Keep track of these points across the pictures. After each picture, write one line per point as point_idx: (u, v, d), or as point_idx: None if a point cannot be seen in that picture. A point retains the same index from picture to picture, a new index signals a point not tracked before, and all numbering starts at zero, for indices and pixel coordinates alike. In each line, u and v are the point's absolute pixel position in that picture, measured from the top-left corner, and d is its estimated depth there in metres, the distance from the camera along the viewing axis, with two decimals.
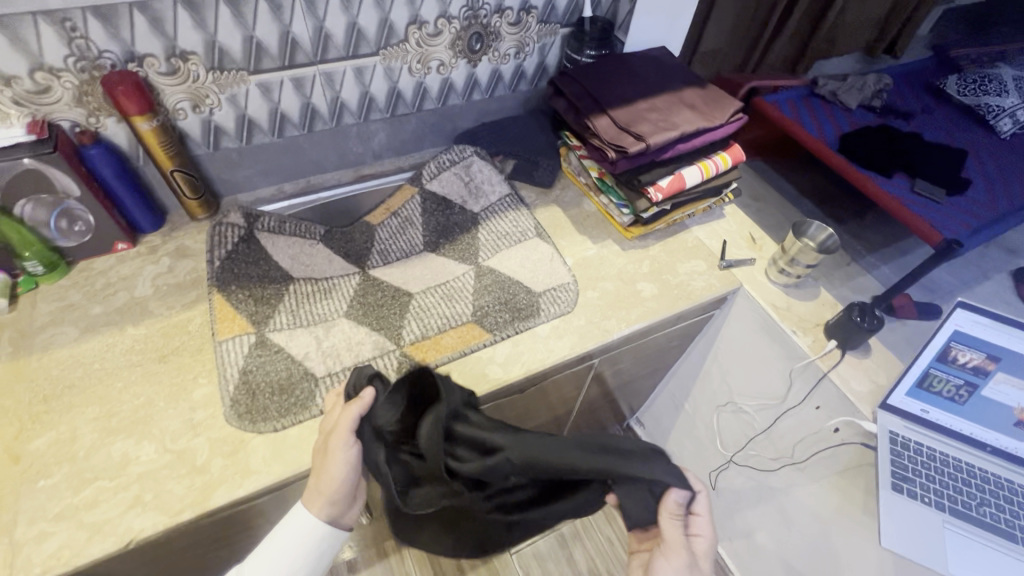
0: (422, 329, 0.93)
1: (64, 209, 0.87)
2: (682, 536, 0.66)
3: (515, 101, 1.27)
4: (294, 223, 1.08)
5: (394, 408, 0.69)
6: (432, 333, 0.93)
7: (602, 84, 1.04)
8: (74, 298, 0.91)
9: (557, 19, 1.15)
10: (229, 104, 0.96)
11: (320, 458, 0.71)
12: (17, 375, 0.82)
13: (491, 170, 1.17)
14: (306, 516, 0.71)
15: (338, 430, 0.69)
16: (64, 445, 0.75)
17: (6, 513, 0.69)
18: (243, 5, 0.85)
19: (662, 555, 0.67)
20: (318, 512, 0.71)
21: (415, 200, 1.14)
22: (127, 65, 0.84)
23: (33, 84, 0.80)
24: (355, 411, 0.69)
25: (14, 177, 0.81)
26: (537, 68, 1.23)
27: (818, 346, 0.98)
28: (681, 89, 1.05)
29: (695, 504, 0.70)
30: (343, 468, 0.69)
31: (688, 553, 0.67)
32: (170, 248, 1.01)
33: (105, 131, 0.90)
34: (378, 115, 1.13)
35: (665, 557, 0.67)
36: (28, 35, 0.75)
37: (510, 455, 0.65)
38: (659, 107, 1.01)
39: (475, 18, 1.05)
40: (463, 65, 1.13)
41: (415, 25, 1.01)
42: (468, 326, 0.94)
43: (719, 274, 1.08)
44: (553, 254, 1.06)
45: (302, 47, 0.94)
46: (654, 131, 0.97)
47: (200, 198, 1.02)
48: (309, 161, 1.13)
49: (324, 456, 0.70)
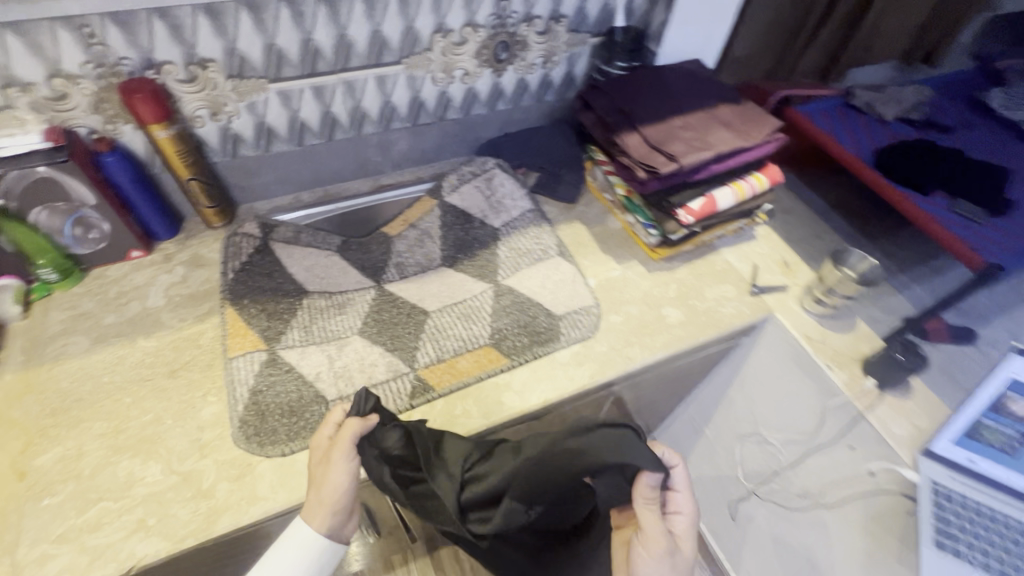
0: (437, 352, 0.91)
1: (79, 216, 0.86)
2: (660, 528, 0.69)
3: (540, 112, 1.23)
4: (310, 234, 1.05)
5: (398, 432, 0.72)
6: (447, 356, 0.90)
7: (632, 98, 0.99)
8: (87, 307, 0.90)
9: (587, 29, 1.10)
10: (247, 112, 0.94)
11: (319, 470, 0.69)
12: (27, 386, 0.81)
13: (513, 184, 1.14)
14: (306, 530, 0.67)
15: (338, 446, 0.68)
16: (70, 462, 0.74)
17: (8, 533, 0.68)
18: (264, 12, 0.82)
19: (641, 544, 0.70)
20: (317, 525, 0.67)
21: (434, 213, 1.11)
22: (145, 72, 0.82)
23: (50, 90, 0.78)
24: (354, 429, 0.68)
25: (29, 185, 0.79)
26: (565, 79, 1.18)
27: (854, 383, 0.93)
28: (716, 106, 1.00)
29: (671, 482, 0.74)
30: (344, 479, 0.68)
31: (668, 540, 0.70)
32: (185, 257, 0.99)
33: (122, 137, 0.88)
34: (399, 124, 1.10)
35: (644, 546, 0.70)
36: (46, 41, 0.74)
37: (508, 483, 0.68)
38: (693, 125, 0.96)
39: (502, 27, 1.02)
40: (488, 75, 1.09)
41: (440, 33, 0.97)
42: (485, 350, 0.91)
43: (749, 301, 1.03)
44: (575, 274, 1.02)
45: (323, 54, 0.92)
46: (687, 151, 0.92)
47: (216, 206, 1.00)
48: (327, 170, 1.11)
49: (323, 469, 0.68)
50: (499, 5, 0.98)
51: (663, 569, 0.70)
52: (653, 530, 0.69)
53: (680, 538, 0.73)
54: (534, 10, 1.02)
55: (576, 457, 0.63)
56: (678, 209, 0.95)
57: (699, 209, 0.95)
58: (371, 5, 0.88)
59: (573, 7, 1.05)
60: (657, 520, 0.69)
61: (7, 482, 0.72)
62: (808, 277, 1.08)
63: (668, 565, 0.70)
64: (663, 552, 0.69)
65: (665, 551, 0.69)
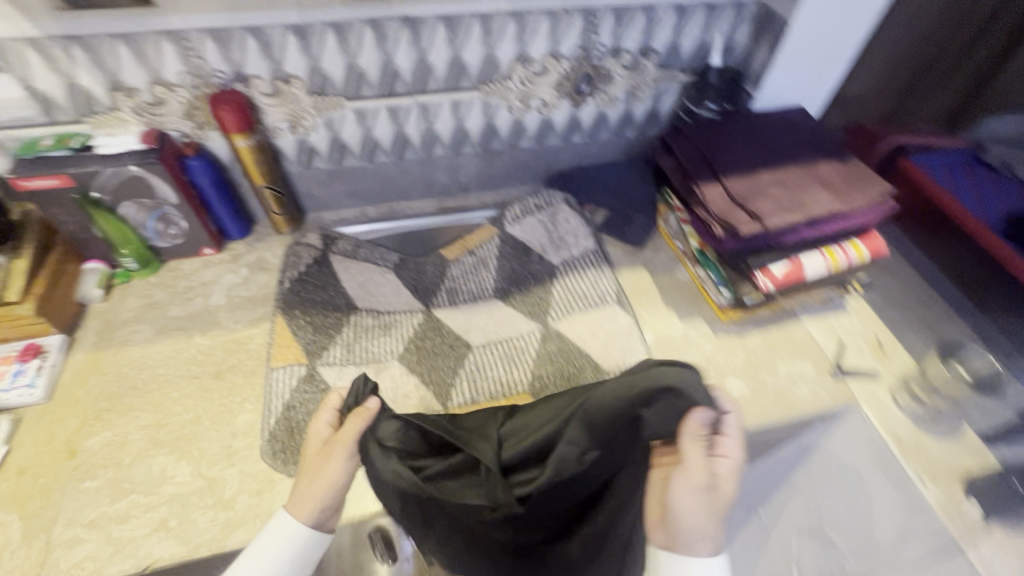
0: (473, 392, 0.87)
1: (162, 213, 0.92)
2: (704, 461, 0.56)
3: (617, 147, 1.17)
4: (368, 249, 1.05)
5: (398, 422, 0.60)
6: (482, 399, 0.87)
7: (719, 145, 0.91)
8: (157, 298, 0.96)
9: (679, 65, 1.03)
10: (324, 127, 0.96)
11: (314, 461, 0.60)
12: (93, 367, 0.86)
13: (578, 221, 1.08)
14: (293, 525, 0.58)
15: (340, 438, 0.59)
16: (115, 449, 0.78)
17: (50, 509, 0.72)
18: (349, 34, 0.84)
19: (678, 473, 0.57)
20: (305, 519, 0.58)
21: (493, 241, 1.08)
22: (235, 85, 0.86)
23: (151, 97, 0.84)
24: (359, 425, 0.59)
25: (121, 182, 0.85)
26: (648, 115, 1.11)
27: (951, 505, 0.79)
28: (816, 162, 0.89)
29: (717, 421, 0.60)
30: (342, 475, 0.59)
31: (709, 474, 0.57)
32: (250, 260, 1.03)
33: (209, 142, 0.93)
34: (470, 149, 1.08)
35: (681, 477, 0.56)
36: (151, 52, 0.79)
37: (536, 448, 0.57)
38: (785, 182, 0.86)
39: (586, 59, 0.97)
40: (567, 106, 1.05)
41: (520, 62, 0.94)
42: (522, 397, 0.87)
43: (829, 385, 0.90)
44: (632, 326, 0.95)
45: (401, 77, 0.92)
46: (775, 210, 0.82)
47: (286, 214, 1.03)
48: (395, 188, 1.11)
49: (319, 460, 0.60)
50: (586, 37, 0.94)
51: (701, 509, 0.55)
52: (694, 462, 0.56)
53: (723, 479, 0.57)
54: (623, 44, 0.96)
55: (604, 397, 0.55)
56: (756, 273, 0.85)
57: (781, 276, 0.85)
58: (454, 31, 0.87)
59: (666, 43, 0.98)
60: (701, 450, 0.56)
61: (58, 459, 0.76)
62: (905, 364, 0.93)
63: (708, 507, 0.56)
64: (704, 486, 0.56)
65: (707, 485, 0.56)
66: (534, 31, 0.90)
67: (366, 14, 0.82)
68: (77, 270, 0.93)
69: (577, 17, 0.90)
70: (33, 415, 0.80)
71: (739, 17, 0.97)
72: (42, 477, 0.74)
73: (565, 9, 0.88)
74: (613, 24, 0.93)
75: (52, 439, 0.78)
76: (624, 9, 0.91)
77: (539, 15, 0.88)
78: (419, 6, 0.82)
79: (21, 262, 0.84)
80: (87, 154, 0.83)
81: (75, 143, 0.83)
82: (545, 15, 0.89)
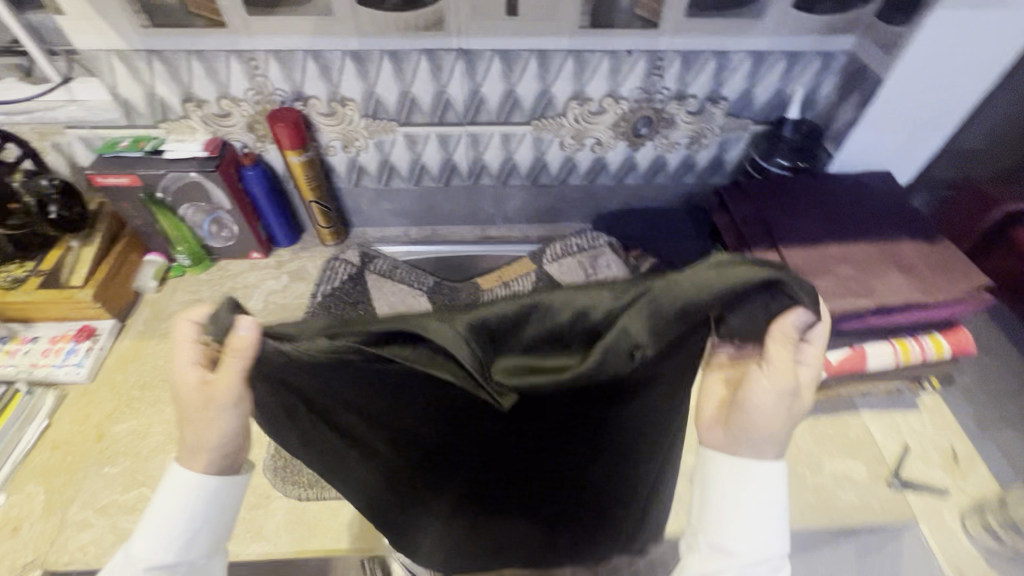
0: None
1: (216, 217, 0.97)
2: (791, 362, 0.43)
3: (674, 193, 1.10)
4: (405, 271, 1.07)
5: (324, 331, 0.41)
6: None
7: (783, 209, 0.82)
8: (203, 294, 1.01)
9: (750, 115, 0.95)
10: (375, 149, 0.97)
11: (193, 410, 0.45)
12: (135, 355, 0.92)
13: (620, 267, 1.02)
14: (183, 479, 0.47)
15: (224, 378, 0.43)
16: (136, 438, 0.82)
17: (71, 488, 0.76)
18: (405, 62, 0.84)
19: (758, 374, 0.44)
20: (206, 468, 0.47)
21: (529, 277, 1.06)
22: (294, 103, 0.88)
23: (218, 109, 0.89)
24: (238, 366, 0.42)
25: (182, 186, 0.90)
26: (712, 163, 1.04)
27: None
28: (897, 240, 0.78)
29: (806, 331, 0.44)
30: (230, 424, 0.46)
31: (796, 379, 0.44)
32: (293, 267, 1.06)
33: (267, 154, 0.97)
34: (517, 182, 1.06)
35: (763, 375, 0.44)
36: (220, 68, 0.83)
37: (572, 334, 0.40)
38: (855, 260, 0.75)
39: (647, 101, 0.92)
40: (623, 147, 0.99)
41: (577, 100, 0.91)
42: None
43: (883, 495, 0.78)
44: None
45: (453, 106, 0.91)
46: (837, 291, 0.72)
47: (331, 227, 1.06)
48: (440, 212, 1.11)
49: (200, 400, 0.45)
50: (648, 79, 0.88)
51: (775, 415, 0.44)
52: (782, 363, 0.43)
53: (803, 387, 0.45)
54: (689, 89, 0.90)
55: (680, 294, 0.38)
56: None
57: (836, 363, 0.76)
58: (510, 66, 0.85)
59: (738, 91, 0.91)
60: (789, 349, 0.43)
61: (87, 440, 0.81)
62: (985, 485, 0.78)
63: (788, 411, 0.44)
64: (788, 390, 0.43)
65: (792, 388, 0.43)
66: (594, 70, 0.86)
67: (422, 44, 0.81)
68: (138, 260, 1.00)
69: (641, 58, 0.85)
70: (76, 393, 0.86)
71: (825, 68, 0.88)
72: (70, 455, 0.80)
73: (628, 50, 0.84)
74: (680, 68, 0.87)
75: (86, 420, 0.83)
76: (694, 53, 0.85)
77: (600, 55, 0.84)
78: (476, 39, 0.81)
79: (89, 251, 0.92)
80: (156, 157, 0.89)
81: (148, 146, 0.89)
82: (606, 55, 0.84)
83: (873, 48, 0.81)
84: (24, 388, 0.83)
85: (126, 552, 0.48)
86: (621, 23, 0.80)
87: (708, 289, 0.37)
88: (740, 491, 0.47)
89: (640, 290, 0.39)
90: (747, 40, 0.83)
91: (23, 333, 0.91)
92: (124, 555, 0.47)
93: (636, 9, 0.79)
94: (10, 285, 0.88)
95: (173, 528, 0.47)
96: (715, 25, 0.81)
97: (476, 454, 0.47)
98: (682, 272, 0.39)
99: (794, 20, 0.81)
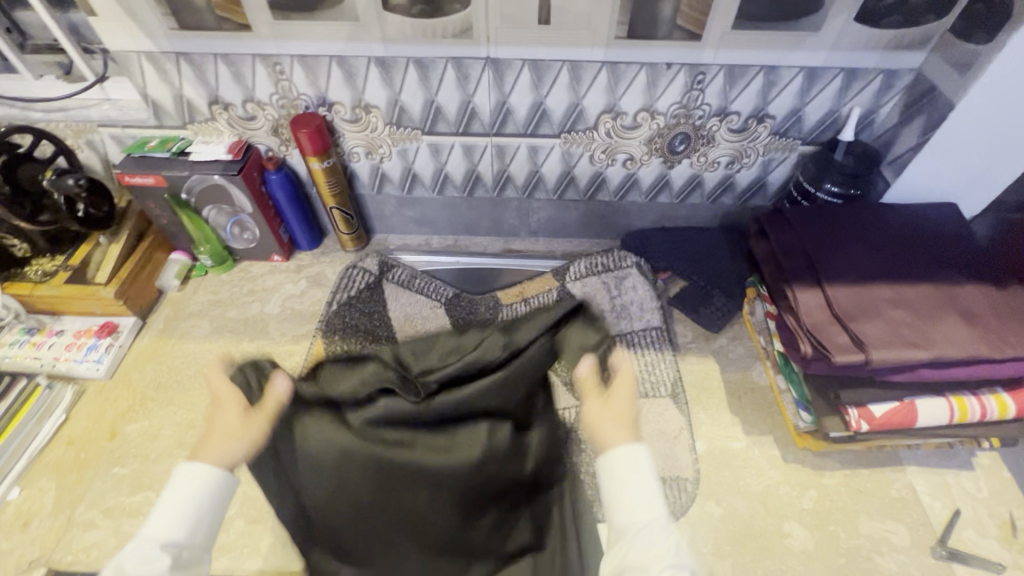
0: None
1: (239, 219, 0.97)
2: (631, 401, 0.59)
3: (710, 214, 1.03)
4: (424, 281, 1.04)
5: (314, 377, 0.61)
6: None
7: (830, 242, 0.75)
8: (223, 295, 1.01)
9: (799, 135, 0.88)
10: (398, 157, 0.95)
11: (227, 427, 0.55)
12: (152, 354, 0.92)
13: (646, 290, 0.97)
14: (204, 466, 0.52)
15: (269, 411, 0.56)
16: (146, 440, 0.82)
17: (80, 486, 0.77)
18: (431, 70, 0.81)
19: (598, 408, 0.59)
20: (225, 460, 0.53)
21: (550, 295, 1.01)
22: (318, 108, 0.87)
23: (243, 112, 0.88)
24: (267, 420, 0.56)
25: (205, 188, 0.90)
26: (753, 184, 0.97)
27: None
28: (961, 281, 0.70)
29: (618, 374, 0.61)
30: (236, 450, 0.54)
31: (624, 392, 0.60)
32: (312, 273, 1.05)
33: (290, 158, 0.96)
34: (543, 196, 1.01)
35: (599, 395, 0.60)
36: (246, 72, 0.82)
37: (484, 358, 0.60)
38: (911, 303, 0.68)
39: (685, 117, 0.86)
40: (657, 163, 0.94)
41: (609, 114, 0.86)
42: None
43: (926, 565, 0.71)
44: (684, 429, 0.82)
45: (480, 117, 0.87)
46: (887, 339, 0.65)
47: (352, 233, 1.04)
48: (462, 222, 1.08)
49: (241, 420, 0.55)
50: (688, 94, 0.82)
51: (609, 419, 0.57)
52: (619, 405, 0.58)
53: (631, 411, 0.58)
54: (732, 105, 0.84)
55: (546, 316, 0.63)
56: (848, 408, 0.69)
57: (883, 416, 0.68)
58: (539, 77, 0.81)
59: (786, 109, 0.84)
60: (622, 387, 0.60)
61: (100, 438, 0.82)
62: None
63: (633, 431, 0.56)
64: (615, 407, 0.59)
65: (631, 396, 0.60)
66: (629, 83, 0.81)
67: (449, 52, 0.78)
68: (163, 258, 1.01)
69: (681, 72, 0.79)
70: (94, 389, 0.88)
71: (888, 87, 0.80)
72: (83, 453, 0.81)
73: (667, 63, 0.78)
74: (723, 83, 0.81)
75: (101, 418, 0.84)
76: (739, 68, 0.78)
77: (637, 67, 0.79)
78: (505, 47, 0.77)
79: (116, 248, 0.93)
80: (182, 159, 0.89)
81: (175, 147, 0.90)
82: (643, 68, 0.79)
83: (946, 67, 0.73)
84: (45, 381, 0.84)
85: (144, 533, 0.48)
86: (660, 35, 0.74)
87: (539, 328, 0.62)
88: (622, 476, 0.53)
89: (505, 328, 0.62)
90: (801, 54, 0.76)
91: (50, 325, 0.93)
92: (140, 537, 0.47)
93: (678, 19, 0.73)
94: (39, 279, 0.91)
95: (191, 508, 0.50)
96: (765, 39, 0.74)
97: (418, 489, 0.57)
98: (525, 315, 0.64)
99: (856, 34, 0.73)
